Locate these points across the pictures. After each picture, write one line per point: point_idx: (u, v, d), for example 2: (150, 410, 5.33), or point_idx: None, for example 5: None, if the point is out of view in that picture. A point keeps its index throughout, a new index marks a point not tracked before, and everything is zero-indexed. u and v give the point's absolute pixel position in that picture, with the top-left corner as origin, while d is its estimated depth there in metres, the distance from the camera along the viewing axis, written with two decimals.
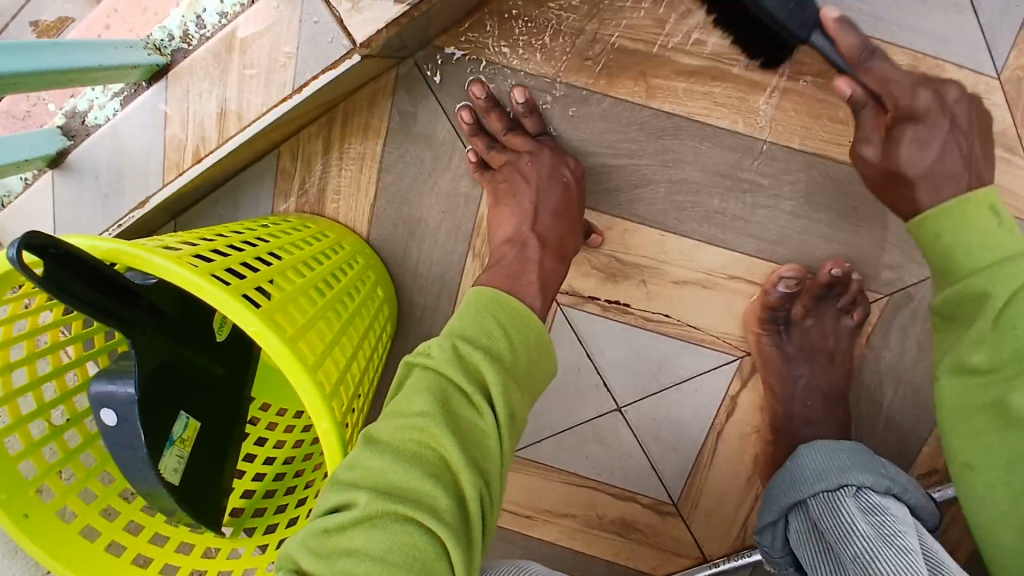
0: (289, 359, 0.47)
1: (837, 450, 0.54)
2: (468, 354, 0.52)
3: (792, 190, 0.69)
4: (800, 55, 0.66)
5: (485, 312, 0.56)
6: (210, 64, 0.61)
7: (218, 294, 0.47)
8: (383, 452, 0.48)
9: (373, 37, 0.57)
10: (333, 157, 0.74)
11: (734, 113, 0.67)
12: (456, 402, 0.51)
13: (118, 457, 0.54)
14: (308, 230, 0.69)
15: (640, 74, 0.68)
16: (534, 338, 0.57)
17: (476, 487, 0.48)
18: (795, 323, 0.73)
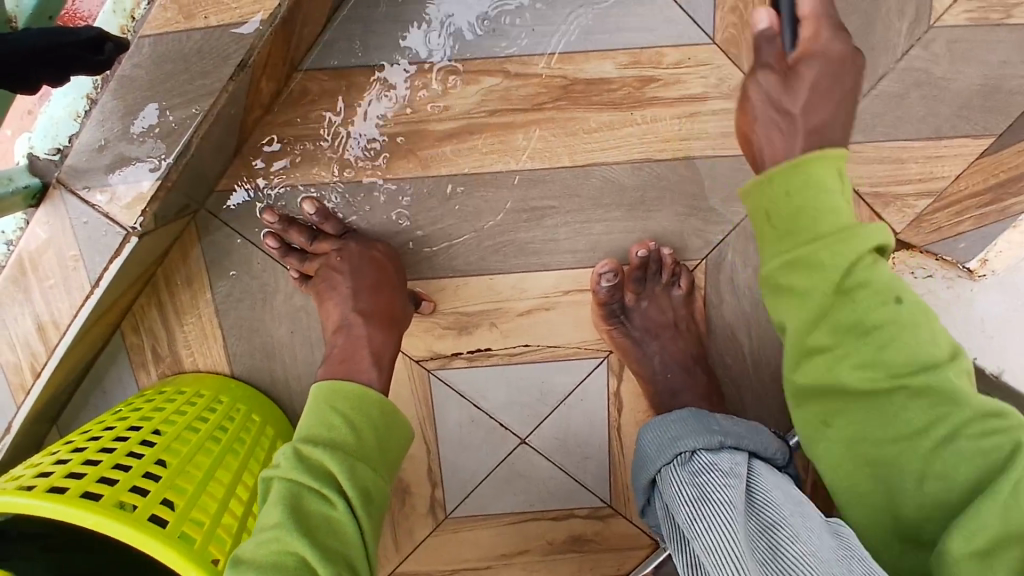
0: (134, 534, 0.53)
1: (672, 421, 0.59)
2: (312, 454, 0.58)
3: (581, 201, 0.75)
4: (535, 88, 0.72)
5: (323, 410, 0.62)
6: (12, 290, 0.65)
7: (50, 506, 0.52)
8: (246, 570, 0.51)
9: (140, 216, 0.62)
10: (173, 317, 0.78)
11: (503, 156, 0.74)
12: (309, 501, 0.56)
13: None
14: (170, 395, 0.74)
15: (409, 152, 0.73)
16: (376, 416, 0.64)
17: (335, 573, 0.53)
18: (632, 309, 0.77)
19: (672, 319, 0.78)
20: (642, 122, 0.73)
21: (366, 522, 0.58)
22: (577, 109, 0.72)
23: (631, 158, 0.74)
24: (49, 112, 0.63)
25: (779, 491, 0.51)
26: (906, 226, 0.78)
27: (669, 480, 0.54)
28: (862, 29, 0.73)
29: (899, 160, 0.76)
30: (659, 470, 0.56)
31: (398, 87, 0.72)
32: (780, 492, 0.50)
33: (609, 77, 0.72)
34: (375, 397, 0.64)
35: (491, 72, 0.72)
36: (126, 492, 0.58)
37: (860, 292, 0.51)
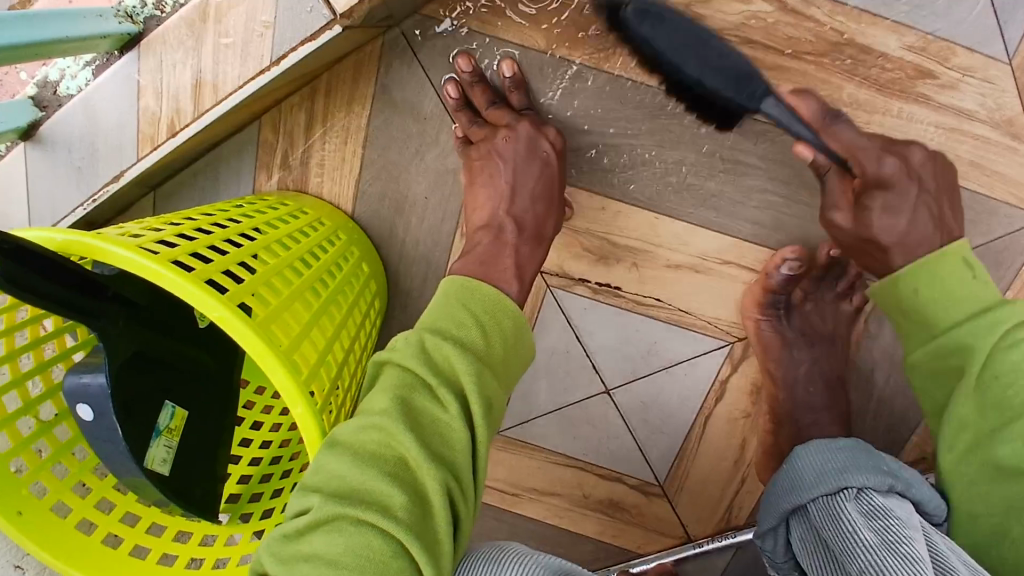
0: (256, 343, 0.46)
1: (837, 449, 0.53)
2: (435, 347, 0.53)
3: (789, 173, 0.68)
4: (801, 35, 0.63)
5: (455, 305, 0.57)
6: (183, 33, 0.58)
7: (176, 279, 0.45)
8: (343, 453, 0.48)
9: (354, 8, 0.55)
10: (317, 129, 0.71)
11: (733, 94, 0.65)
12: (420, 398, 0.51)
13: (99, 449, 0.54)
14: (285, 209, 0.67)
15: (636, 50, 0.65)
16: (509, 324, 0.58)
17: (440, 481, 0.48)
18: (794, 307, 0.71)
19: (830, 332, 0.71)
20: (895, 116, 0.65)
21: (479, 434, 0.52)
22: (836, 74, 0.64)
23: None
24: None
25: (960, 557, 0.46)
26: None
27: (835, 513, 0.49)
28: None
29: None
30: (816, 501, 0.51)
31: None
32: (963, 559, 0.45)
33: (886, 54, 0.64)
34: (508, 307, 0.58)
35: None
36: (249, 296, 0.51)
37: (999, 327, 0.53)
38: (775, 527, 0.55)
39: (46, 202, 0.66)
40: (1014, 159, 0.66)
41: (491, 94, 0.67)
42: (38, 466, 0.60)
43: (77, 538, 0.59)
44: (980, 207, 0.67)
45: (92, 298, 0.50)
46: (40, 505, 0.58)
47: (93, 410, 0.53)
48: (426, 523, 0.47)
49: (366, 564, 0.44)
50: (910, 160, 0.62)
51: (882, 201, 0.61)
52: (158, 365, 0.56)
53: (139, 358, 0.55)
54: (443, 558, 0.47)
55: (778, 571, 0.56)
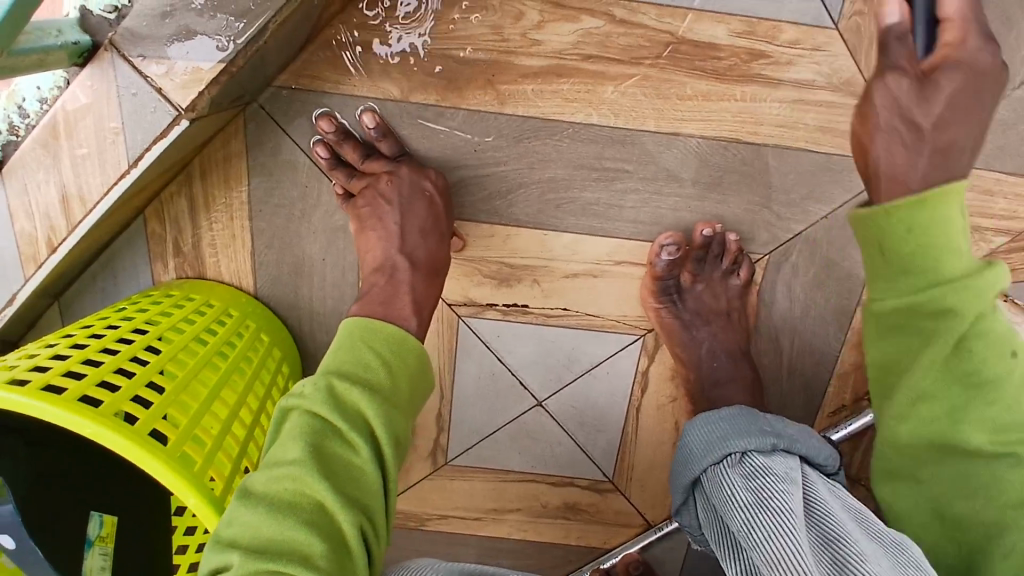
0: (132, 448, 0.47)
1: (719, 420, 0.58)
2: (347, 390, 0.52)
3: (655, 170, 0.71)
4: (637, 40, 0.67)
5: (361, 345, 0.56)
6: (39, 154, 0.59)
7: (41, 406, 0.47)
8: (258, 505, 0.47)
9: (196, 101, 0.57)
10: (201, 212, 0.73)
11: (586, 107, 0.68)
12: (331, 443, 0.50)
13: (29, 573, 0.56)
14: (170, 300, 0.68)
15: (487, 83, 0.67)
16: (412, 358, 0.58)
17: (356, 525, 0.48)
18: (687, 291, 0.74)
19: (724, 308, 0.74)
20: (741, 99, 0.68)
21: (391, 473, 0.52)
22: (678, 71, 0.67)
23: (721, 135, 0.69)
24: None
25: (840, 501, 0.50)
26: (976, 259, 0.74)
27: (721, 478, 0.53)
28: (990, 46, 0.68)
29: (988, 191, 0.72)
30: (706, 471, 0.55)
31: (490, 8, 0.66)
32: (840, 504, 0.50)
33: (720, 43, 0.67)
34: (413, 343, 0.59)
35: (592, 12, 0.66)
36: (126, 400, 0.53)
37: (975, 343, 0.48)
38: (686, 502, 0.59)
39: None
40: None
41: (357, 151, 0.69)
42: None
43: None
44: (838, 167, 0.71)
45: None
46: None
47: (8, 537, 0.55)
48: (345, 569, 0.46)
49: None
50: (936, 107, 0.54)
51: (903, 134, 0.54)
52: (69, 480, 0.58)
53: (46, 477, 0.57)
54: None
55: (701, 543, 0.60)
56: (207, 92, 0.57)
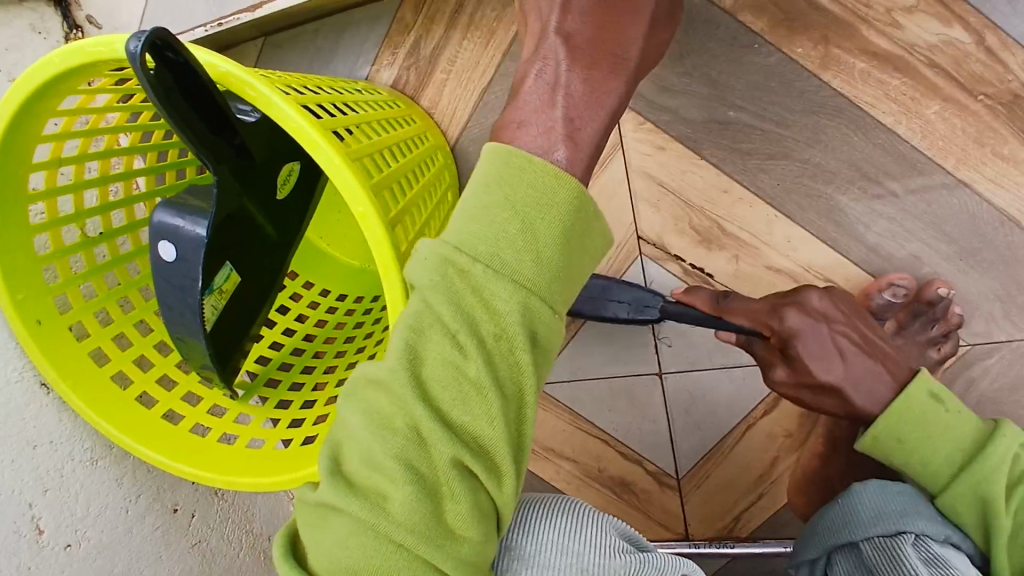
0: (387, 254, 0.42)
1: (892, 491, 0.54)
2: (464, 277, 0.38)
3: (921, 210, 0.66)
4: (991, 74, 0.61)
5: (500, 200, 0.39)
6: None
7: (334, 159, 0.40)
8: (357, 415, 0.39)
9: None
10: (459, 22, 0.66)
11: (900, 112, 0.63)
12: (437, 342, 0.38)
13: (165, 294, 0.49)
14: (397, 110, 0.63)
15: (822, 39, 0.62)
16: (544, 226, 0.39)
17: (463, 446, 0.38)
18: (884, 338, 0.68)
19: None
20: None
21: (514, 386, 0.39)
22: (1009, 125, 0.62)
23: (1006, 208, 0.65)
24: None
25: None
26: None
27: (885, 546, 0.51)
28: None
29: None
30: (869, 541, 0.52)
31: None
32: None
33: None
34: (566, 194, 0.40)
35: (967, 23, 0.60)
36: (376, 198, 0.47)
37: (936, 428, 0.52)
38: (815, 557, 0.57)
39: (166, 10, 0.65)
40: None
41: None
42: (68, 278, 0.57)
43: (86, 364, 0.57)
44: None
45: (225, 143, 0.44)
46: (60, 321, 0.56)
47: (177, 252, 0.48)
48: (441, 513, 0.37)
49: (396, 559, 0.37)
50: (807, 303, 0.59)
51: (821, 368, 0.55)
52: (245, 228, 0.51)
53: (236, 217, 0.49)
54: (473, 551, 0.38)
55: None
56: None
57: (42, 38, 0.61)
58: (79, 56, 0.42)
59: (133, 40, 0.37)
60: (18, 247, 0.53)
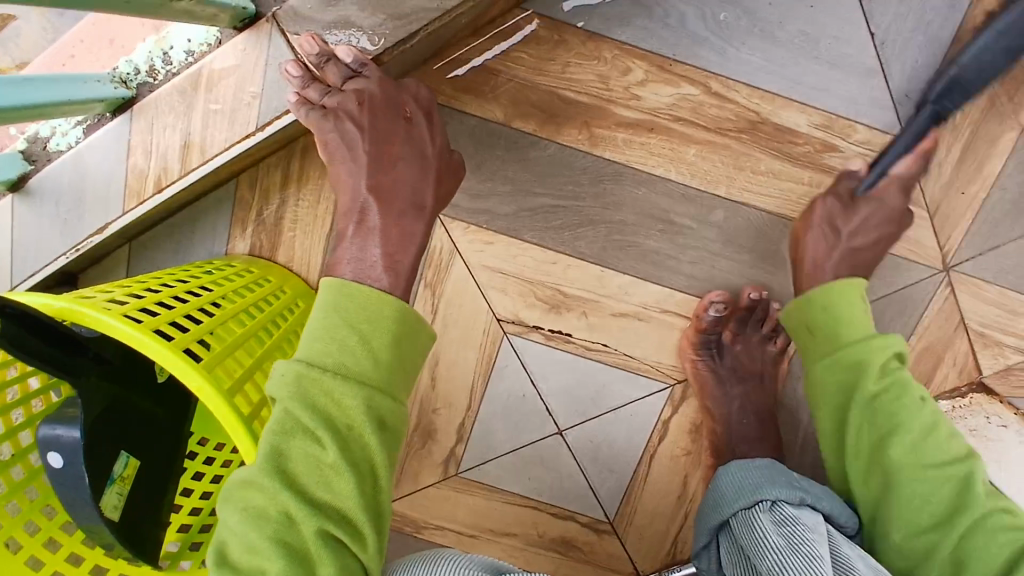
0: (227, 413, 0.50)
1: (752, 467, 0.61)
2: (315, 386, 0.50)
3: (717, 233, 0.76)
4: (725, 112, 0.74)
5: (336, 322, 0.52)
6: (174, 100, 0.65)
7: (161, 350, 0.49)
8: (236, 510, 0.49)
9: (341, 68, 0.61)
10: (290, 190, 0.78)
11: (667, 162, 0.75)
12: (299, 440, 0.50)
13: (61, 497, 0.55)
14: (251, 276, 0.72)
15: (584, 124, 0.74)
16: (377, 339, 0.52)
17: (327, 520, 0.49)
18: (726, 347, 0.78)
19: (758, 369, 0.78)
20: (805, 182, 0.75)
21: (362, 459, 0.51)
22: (757, 147, 0.74)
23: (782, 211, 0.75)
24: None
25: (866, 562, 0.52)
26: (993, 373, 0.77)
27: (746, 515, 0.57)
28: None
29: (1015, 311, 0.76)
30: (736, 513, 0.58)
31: (601, 60, 0.73)
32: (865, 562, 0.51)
33: (797, 131, 0.74)
34: (387, 309, 0.53)
35: (691, 80, 0.74)
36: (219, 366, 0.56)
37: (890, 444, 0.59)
38: (708, 544, 0.62)
39: (28, 253, 0.70)
40: None
41: (347, 66, 0.61)
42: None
43: None
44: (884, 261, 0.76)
45: (79, 359, 0.54)
46: None
47: (64, 459, 0.55)
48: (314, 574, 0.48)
49: None
50: None
51: None
52: (126, 418, 0.59)
53: (110, 412, 0.57)
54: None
55: None
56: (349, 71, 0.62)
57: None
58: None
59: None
60: None
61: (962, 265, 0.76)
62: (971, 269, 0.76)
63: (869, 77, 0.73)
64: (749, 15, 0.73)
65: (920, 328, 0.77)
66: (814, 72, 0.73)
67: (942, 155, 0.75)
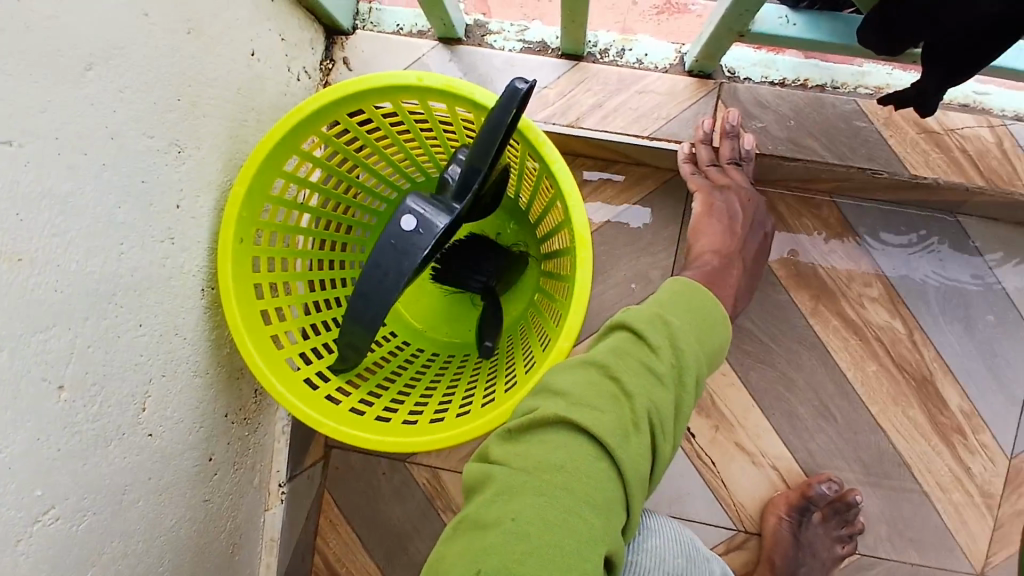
0: (586, 290, 0.65)
1: None
2: (667, 321, 0.54)
3: (847, 438, 0.93)
4: (909, 358, 0.93)
5: (683, 303, 0.58)
6: (610, 80, 0.82)
7: (584, 218, 0.65)
8: (566, 376, 0.51)
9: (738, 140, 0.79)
10: (585, 188, 0.92)
11: (851, 362, 0.93)
12: (641, 347, 0.52)
13: (383, 251, 0.61)
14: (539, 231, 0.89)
15: (816, 296, 0.93)
16: (713, 324, 0.57)
17: (644, 410, 0.49)
18: (812, 524, 0.90)
19: (823, 554, 0.91)
20: (929, 445, 0.93)
21: (685, 396, 0.52)
22: (912, 396, 0.93)
23: (899, 455, 0.93)
24: (771, 56, 0.82)
25: None
26: None
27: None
28: None
29: None
30: None
31: (854, 265, 0.93)
32: None
33: (948, 404, 0.93)
34: (722, 329, 0.58)
35: (905, 321, 0.93)
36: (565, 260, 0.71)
37: None
38: None
39: None
40: (976, 517, 0.93)
41: (741, 148, 0.79)
42: (270, 221, 0.69)
43: (251, 289, 0.66)
44: (945, 542, 0.93)
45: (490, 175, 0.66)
46: (250, 248, 0.66)
47: (416, 224, 0.61)
48: (631, 446, 0.47)
49: (580, 462, 0.45)
50: None
51: None
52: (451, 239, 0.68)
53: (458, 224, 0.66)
54: (634, 486, 0.47)
55: None
56: (735, 142, 0.79)
57: (310, 53, 0.79)
58: (442, 82, 0.63)
59: (519, 82, 0.59)
60: (268, 176, 0.66)
61: None
62: None
63: (1011, 403, 0.93)
64: (965, 308, 0.93)
65: None
66: (979, 371, 0.93)
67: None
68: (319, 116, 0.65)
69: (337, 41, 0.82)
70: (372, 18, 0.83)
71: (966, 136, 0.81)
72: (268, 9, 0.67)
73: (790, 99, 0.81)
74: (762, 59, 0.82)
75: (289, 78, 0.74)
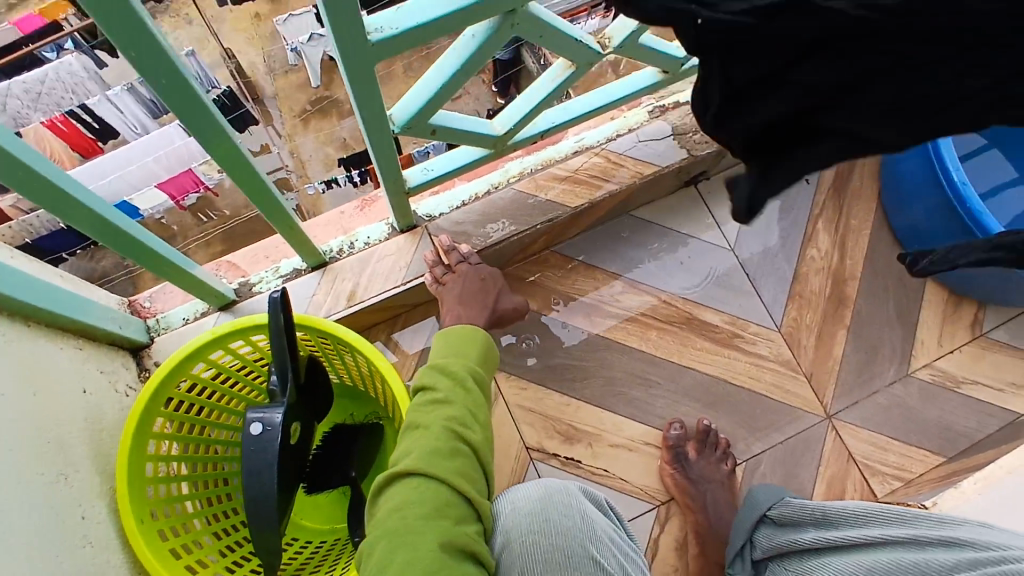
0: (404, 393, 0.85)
1: (770, 491, 0.97)
2: (436, 369, 0.75)
3: (675, 388, 1.19)
4: (672, 312, 1.22)
5: (447, 351, 0.80)
6: (355, 264, 1.09)
7: (375, 352, 0.87)
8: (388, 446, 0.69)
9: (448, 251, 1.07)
10: (391, 344, 1.16)
11: (639, 339, 1.20)
12: (427, 395, 0.72)
13: (248, 458, 0.77)
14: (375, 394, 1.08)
15: (587, 314, 1.21)
16: (470, 347, 0.81)
17: (445, 429, 0.68)
18: (692, 458, 1.10)
19: (718, 476, 1.10)
20: (727, 357, 1.21)
21: (469, 405, 0.72)
22: (693, 334, 1.22)
23: (714, 376, 1.20)
24: (447, 193, 1.13)
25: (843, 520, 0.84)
26: (885, 493, 1.14)
27: (871, 543, 0.71)
28: (869, 360, 1.22)
29: (883, 447, 1.17)
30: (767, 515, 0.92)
31: (595, 279, 1.23)
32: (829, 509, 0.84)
33: (715, 324, 1.22)
34: (480, 343, 0.82)
35: (649, 292, 1.23)
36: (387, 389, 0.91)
37: None
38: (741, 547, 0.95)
39: None
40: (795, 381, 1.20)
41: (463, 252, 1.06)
42: (159, 500, 0.81)
43: (168, 556, 0.77)
44: (788, 411, 1.19)
45: (298, 367, 0.85)
46: (152, 526, 0.78)
47: (263, 426, 0.78)
48: (445, 457, 0.65)
49: (416, 487, 0.62)
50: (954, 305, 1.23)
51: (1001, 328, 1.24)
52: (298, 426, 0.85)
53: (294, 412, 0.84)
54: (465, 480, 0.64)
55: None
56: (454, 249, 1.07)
57: (127, 371, 0.96)
58: (230, 326, 0.83)
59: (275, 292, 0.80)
60: (140, 465, 0.79)
61: (841, 413, 1.19)
62: (846, 416, 1.19)
63: (750, 296, 1.24)
64: (681, 259, 1.25)
65: (826, 459, 1.16)
66: (718, 291, 1.24)
67: (808, 343, 1.22)
68: (157, 402, 0.81)
69: (144, 353, 1.01)
70: (163, 323, 1.03)
71: (586, 168, 1.16)
72: (80, 357, 0.84)
73: (474, 207, 1.13)
74: (443, 198, 1.12)
75: (121, 395, 0.91)
